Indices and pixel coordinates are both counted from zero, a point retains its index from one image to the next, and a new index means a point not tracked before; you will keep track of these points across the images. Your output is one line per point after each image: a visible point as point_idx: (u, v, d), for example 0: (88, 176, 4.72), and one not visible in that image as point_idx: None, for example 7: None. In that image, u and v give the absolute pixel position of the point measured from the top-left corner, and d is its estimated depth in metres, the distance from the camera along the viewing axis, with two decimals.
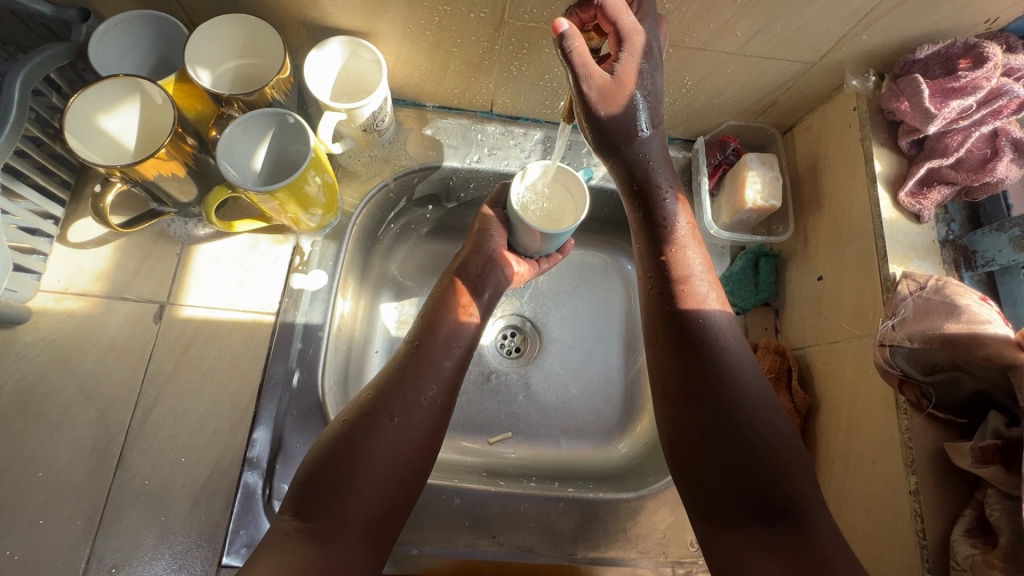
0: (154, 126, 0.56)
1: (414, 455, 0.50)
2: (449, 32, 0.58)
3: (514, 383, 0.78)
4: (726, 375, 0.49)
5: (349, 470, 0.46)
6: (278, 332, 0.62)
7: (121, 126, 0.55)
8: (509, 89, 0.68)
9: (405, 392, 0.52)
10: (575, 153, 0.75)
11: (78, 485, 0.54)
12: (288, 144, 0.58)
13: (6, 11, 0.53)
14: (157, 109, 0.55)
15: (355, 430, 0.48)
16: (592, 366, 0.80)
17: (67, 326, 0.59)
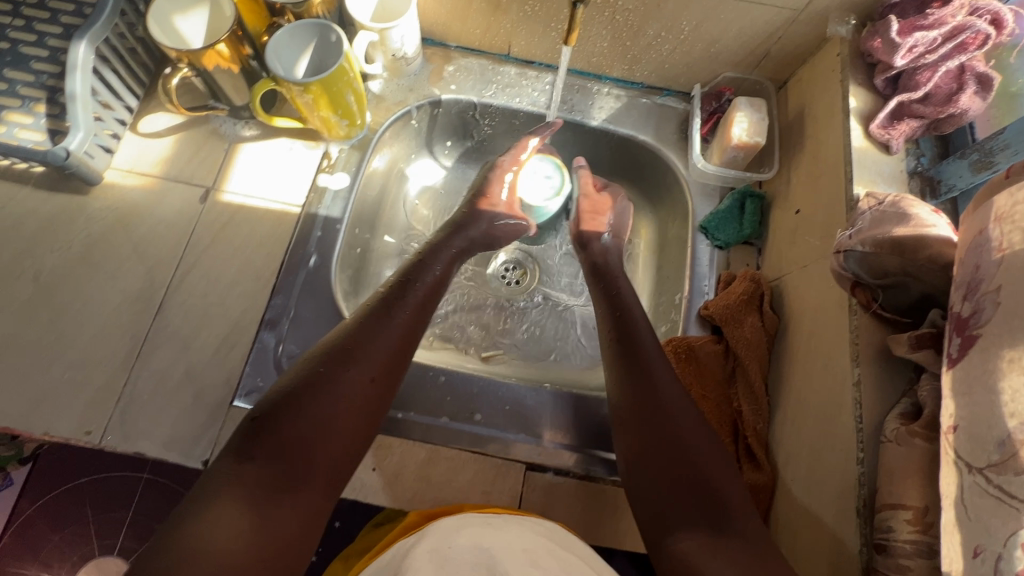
0: (216, 32, 0.66)
1: (364, 406, 0.51)
2: None
3: (511, 307, 0.84)
4: (669, 390, 0.55)
5: (312, 428, 0.47)
6: (303, 221, 0.70)
7: (191, 28, 0.65)
8: (525, 31, 0.76)
9: (369, 350, 0.53)
10: (582, 97, 0.82)
11: (124, 325, 0.64)
12: (330, 52, 0.66)
13: None
14: (222, 18, 0.65)
15: (308, 380, 0.49)
16: (587, 299, 0.85)
17: (131, 199, 0.69)
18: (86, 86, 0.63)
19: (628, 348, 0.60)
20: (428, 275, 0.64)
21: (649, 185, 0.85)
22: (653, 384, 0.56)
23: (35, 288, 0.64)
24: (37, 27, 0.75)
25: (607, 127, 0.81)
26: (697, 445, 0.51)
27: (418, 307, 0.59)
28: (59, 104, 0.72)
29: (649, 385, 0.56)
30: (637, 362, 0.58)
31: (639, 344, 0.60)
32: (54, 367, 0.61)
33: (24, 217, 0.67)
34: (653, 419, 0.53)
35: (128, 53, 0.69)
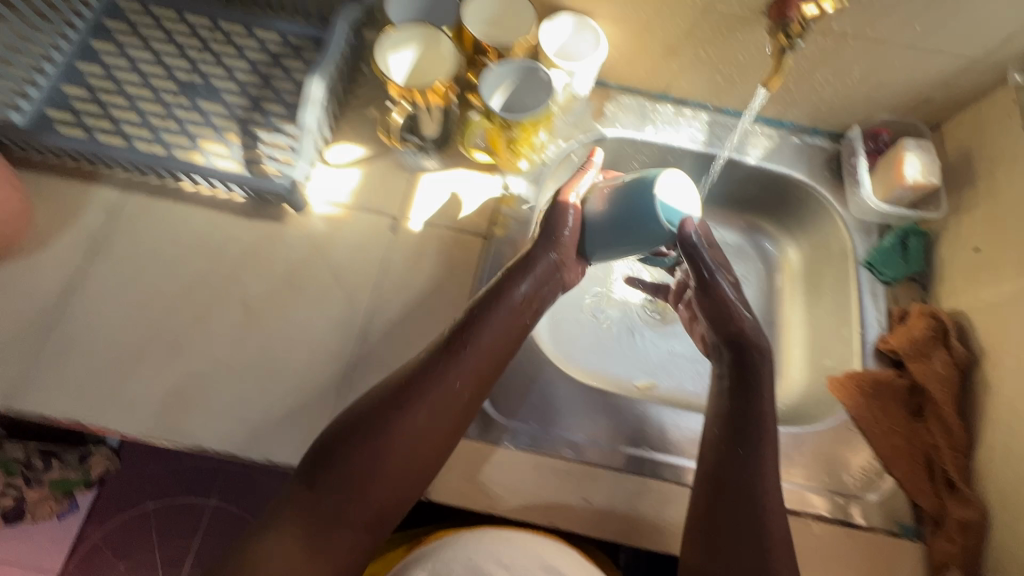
0: (427, 72, 0.69)
1: (422, 449, 0.55)
2: (662, 15, 0.71)
3: (655, 341, 0.84)
4: (756, 462, 0.56)
5: (360, 473, 0.53)
6: (489, 250, 0.72)
7: (398, 61, 0.68)
8: (690, 74, 0.80)
9: (450, 419, 0.56)
10: (736, 136, 0.84)
11: (331, 350, 0.65)
12: (537, 88, 0.69)
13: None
14: (436, 60, 0.68)
15: (368, 415, 0.55)
16: None
17: (325, 228, 0.71)
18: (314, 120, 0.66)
19: (741, 411, 0.59)
20: (501, 319, 0.59)
21: (794, 221, 0.88)
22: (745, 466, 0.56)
23: (244, 313, 0.65)
24: (226, 62, 0.79)
25: (762, 164, 0.83)
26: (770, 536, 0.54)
27: (485, 355, 0.58)
28: (251, 134, 0.75)
29: (754, 459, 0.56)
30: (751, 443, 0.57)
31: (759, 411, 0.58)
32: (268, 393, 0.62)
33: (228, 243, 0.69)
34: (740, 487, 0.55)
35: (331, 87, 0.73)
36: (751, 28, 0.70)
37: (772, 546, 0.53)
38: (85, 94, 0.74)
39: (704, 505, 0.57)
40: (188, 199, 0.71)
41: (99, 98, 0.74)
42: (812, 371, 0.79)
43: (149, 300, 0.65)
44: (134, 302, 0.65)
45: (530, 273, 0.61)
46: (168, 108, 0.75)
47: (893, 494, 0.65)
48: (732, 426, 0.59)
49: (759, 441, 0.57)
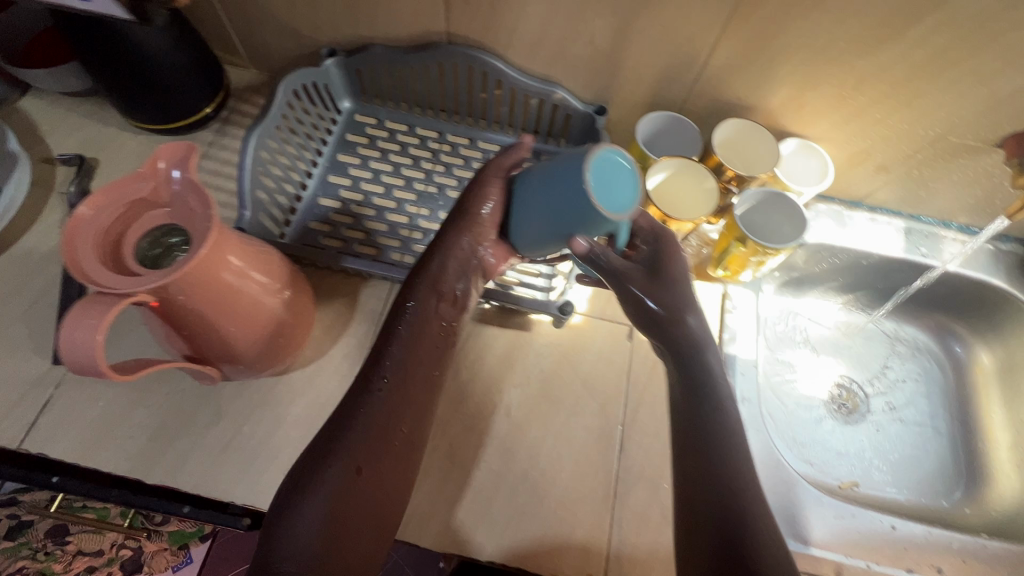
0: (683, 196, 0.73)
1: (377, 447, 0.55)
2: (887, 142, 0.76)
3: (847, 438, 0.89)
4: (722, 446, 0.54)
5: (347, 482, 0.52)
6: (724, 360, 0.75)
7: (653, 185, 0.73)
8: (894, 187, 0.84)
9: (387, 403, 0.56)
10: (932, 242, 0.87)
11: (594, 462, 0.68)
12: (781, 214, 0.73)
13: (562, 110, 0.81)
14: (693, 186, 0.73)
15: (325, 426, 0.55)
16: (921, 423, 0.89)
17: (569, 337, 0.75)
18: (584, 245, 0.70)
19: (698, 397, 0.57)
20: (432, 323, 0.61)
21: (984, 323, 0.90)
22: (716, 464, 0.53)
23: (510, 424, 0.69)
24: (457, 173, 0.86)
25: (960, 270, 0.86)
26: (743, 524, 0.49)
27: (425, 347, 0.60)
28: None
29: (708, 424, 0.55)
30: (705, 436, 0.55)
31: (718, 397, 0.57)
32: (544, 505, 0.65)
33: (485, 353, 0.73)
34: (717, 469, 0.53)
35: None
36: (976, 155, 0.74)
37: (759, 518, 0.50)
38: (339, 205, 0.80)
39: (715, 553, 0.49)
40: None
41: (352, 209, 0.80)
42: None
43: None
44: None
45: (432, 265, 0.62)
46: (412, 218, 0.81)
47: None
48: (694, 398, 0.57)
49: (711, 411, 0.56)
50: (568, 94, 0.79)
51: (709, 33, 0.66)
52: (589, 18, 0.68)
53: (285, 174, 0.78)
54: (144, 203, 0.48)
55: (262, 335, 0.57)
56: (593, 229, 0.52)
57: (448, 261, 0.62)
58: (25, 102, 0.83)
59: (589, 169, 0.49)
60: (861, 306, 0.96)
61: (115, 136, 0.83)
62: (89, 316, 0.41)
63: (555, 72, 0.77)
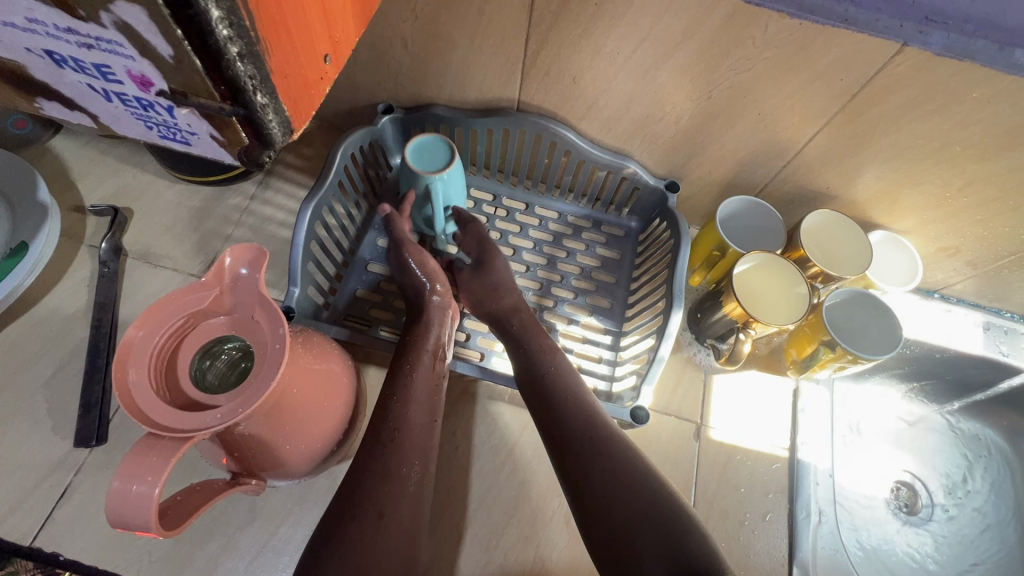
0: (770, 295, 0.68)
1: (395, 498, 0.50)
2: (981, 242, 0.71)
3: (908, 540, 0.83)
4: (607, 452, 0.53)
5: (363, 537, 0.46)
6: (796, 467, 0.70)
7: (743, 271, 0.68)
8: (977, 281, 0.79)
9: (382, 456, 0.51)
10: (1011, 339, 0.82)
11: None
12: (873, 320, 0.68)
13: (631, 183, 0.76)
14: (781, 285, 0.68)
15: (339, 496, 0.49)
16: (981, 527, 0.85)
17: (631, 434, 0.70)
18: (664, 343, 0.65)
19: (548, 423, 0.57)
20: (424, 370, 0.58)
21: None
22: (612, 457, 0.53)
23: (569, 533, 0.64)
24: (512, 241, 0.81)
25: None
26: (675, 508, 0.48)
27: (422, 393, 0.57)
28: (547, 324, 0.75)
29: (604, 447, 0.54)
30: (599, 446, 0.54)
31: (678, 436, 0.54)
32: None
33: (542, 449, 0.68)
34: (598, 479, 0.51)
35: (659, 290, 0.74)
36: None
37: (683, 520, 0.48)
38: (388, 272, 0.75)
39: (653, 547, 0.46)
40: (495, 394, 0.71)
41: None
42: None
43: (474, 513, 0.64)
44: (461, 515, 0.64)
45: (429, 330, 0.62)
46: None
47: None
48: (557, 424, 0.57)
49: (582, 427, 0.56)
50: (640, 168, 0.74)
51: (808, 126, 0.61)
52: (677, 101, 0.63)
53: (333, 240, 0.73)
54: (203, 312, 0.42)
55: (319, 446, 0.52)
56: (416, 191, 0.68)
57: (432, 329, 0.62)
58: (57, 143, 0.78)
59: (410, 145, 0.67)
60: (926, 398, 0.91)
61: (151, 185, 0.77)
62: (147, 466, 0.35)
63: (628, 146, 0.72)
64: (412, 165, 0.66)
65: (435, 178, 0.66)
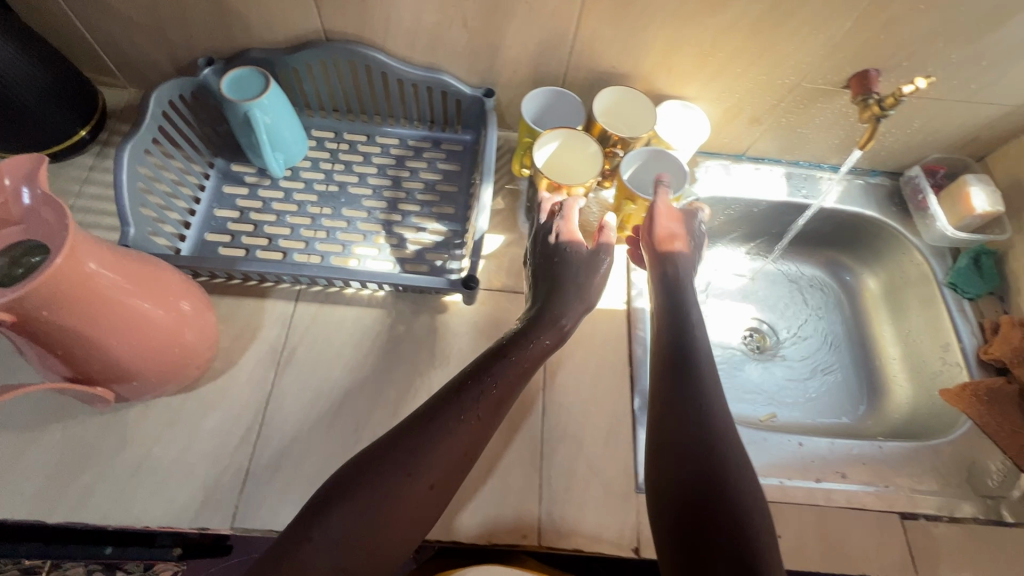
0: (572, 165, 0.78)
1: (450, 465, 0.57)
2: (752, 94, 0.82)
3: (761, 373, 0.95)
4: (715, 433, 0.57)
5: (390, 490, 0.53)
6: (632, 316, 0.79)
7: (544, 155, 0.76)
8: (769, 136, 0.91)
9: (459, 430, 0.58)
10: (811, 183, 0.95)
11: (519, 428, 0.70)
12: (663, 167, 0.79)
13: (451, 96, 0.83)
14: (580, 155, 0.77)
15: (395, 438, 0.57)
16: (822, 350, 0.97)
17: (484, 313, 0.77)
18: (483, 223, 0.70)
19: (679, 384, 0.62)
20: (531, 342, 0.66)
21: (865, 253, 0.98)
22: (715, 448, 0.56)
23: None
24: (357, 170, 0.86)
25: (835, 204, 0.94)
26: (742, 497, 0.52)
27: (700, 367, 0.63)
28: (396, 235, 0.81)
29: (705, 423, 0.58)
30: (699, 416, 0.58)
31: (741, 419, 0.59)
32: (478, 479, 0.66)
33: (402, 341, 0.74)
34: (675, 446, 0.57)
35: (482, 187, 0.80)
36: (829, 98, 0.82)
37: (744, 499, 0.52)
38: (238, 215, 0.80)
39: (698, 525, 0.51)
40: (353, 302, 0.76)
41: (251, 217, 0.80)
42: (917, 385, 0.88)
43: (344, 405, 0.69)
44: (331, 409, 0.68)
45: (566, 298, 0.71)
46: (315, 218, 0.81)
47: None
48: (692, 400, 0.60)
49: (691, 407, 0.59)
50: (454, 79, 0.81)
51: (570, 5, 0.70)
52: (457, 3, 0.70)
53: (177, 191, 0.76)
54: None
55: (433, 411, 0.59)
56: (236, 119, 0.74)
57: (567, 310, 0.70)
58: None
59: (226, 78, 0.73)
60: (760, 254, 1.03)
61: None
62: None
63: (437, 59, 0.79)
64: (228, 93, 0.73)
65: (253, 105, 0.72)
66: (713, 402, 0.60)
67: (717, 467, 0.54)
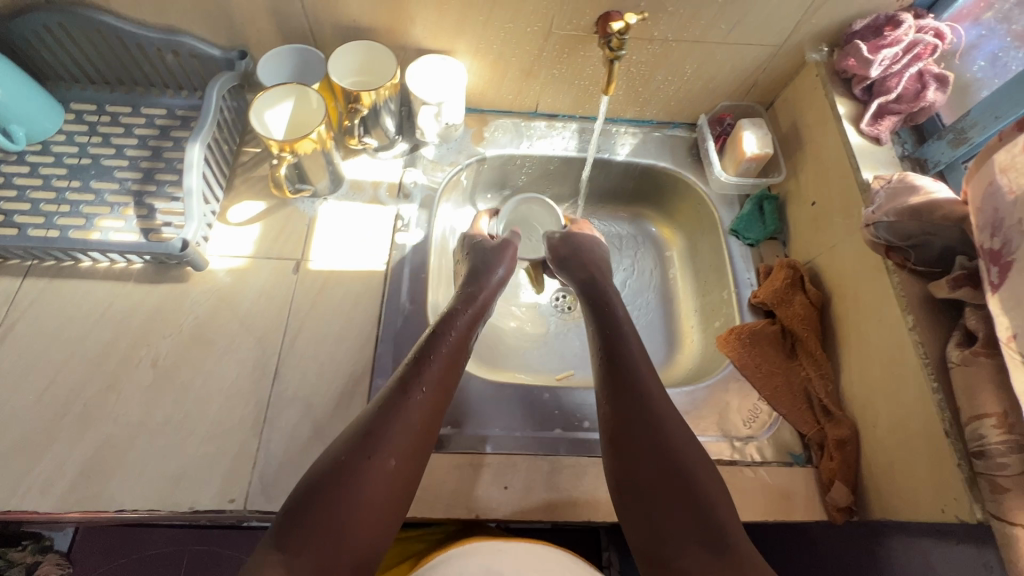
0: (302, 122, 0.75)
1: (411, 448, 0.54)
2: (510, 45, 0.80)
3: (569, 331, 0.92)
4: (668, 420, 0.60)
5: (358, 479, 0.50)
6: (390, 276, 0.78)
7: (275, 119, 0.73)
8: (551, 89, 0.89)
9: (409, 408, 0.56)
10: (605, 139, 0.94)
11: (246, 394, 0.68)
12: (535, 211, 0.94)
13: (202, 60, 0.80)
14: (308, 111, 0.74)
15: (361, 428, 0.54)
16: (634, 307, 0.94)
17: (230, 281, 0.75)
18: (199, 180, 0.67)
19: (628, 387, 0.62)
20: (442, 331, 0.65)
21: (671, 206, 0.98)
22: (673, 437, 0.58)
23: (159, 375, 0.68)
24: (115, 141, 0.83)
25: (630, 157, 0.93)
26: (708, 485, 0.55)
27: (647, 370, 0.65)
28: (146, 206, 0.78)
29: (656, 412, 0.60)
30: (643, 397, 0.61)
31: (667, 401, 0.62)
32: (193, 448, 0.64)
33: (134, 311, 0.71)
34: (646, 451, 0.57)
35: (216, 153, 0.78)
36: (588, 46, 0.80)
37: (703, 484, 0.55)
38: None
39: (690, 511, 0.53)
40: (86, 275, 0.73)
41: None
42: (706, 334, 0.88)
43: (57, 380, 0.66)
44: (42, 384, 0.66)
45: (483, 285, 0.74)
46: (60, 192, 0.78)
47: (781, 429, 0.73)
48: (639, 388, 0.62)
49: (643, 392, 0.62)
50: (197, 41, 0.78)
51: None
52: None
53: None
54: None
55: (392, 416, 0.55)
56: None
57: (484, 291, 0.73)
58: None
59: None
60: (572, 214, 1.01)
61: None
62: None
63: (172, 20, 0.76)
64: None
65: None
66: (648, 388, 0.62)
67: (683, 454, 0.57)
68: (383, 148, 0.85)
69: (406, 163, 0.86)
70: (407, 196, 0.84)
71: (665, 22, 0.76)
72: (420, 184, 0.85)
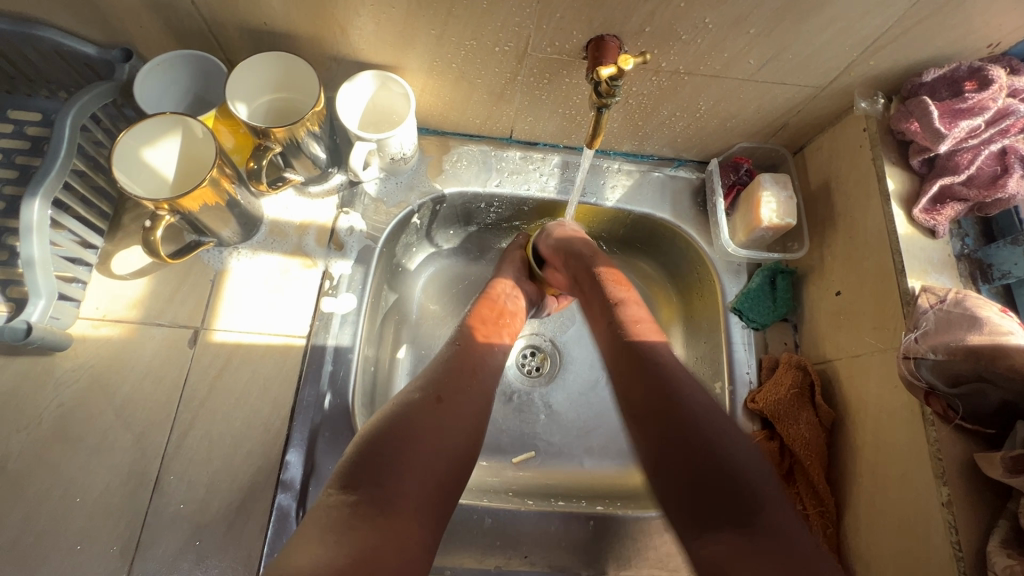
0: (193, 160, 0.59)
1: (464, 447, 0.52)
2: (473, 65, 0.61)
3: (535, 403, 0.80)
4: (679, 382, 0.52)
5: (407, 447, 0.48)
6: (310, 354, 0.63)
7: (162, 158, 0.58)
8: (529, 116, 0.70)
9: (460, 398, 0.55)
10: (595, 177, 0.77)
11: (115, 510, 0.55)
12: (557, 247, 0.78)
13: (69, 59, 0.60)
14: (198, 144, 0.58)
15: (407, 406, 0.52)
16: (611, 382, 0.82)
17: (105, 356, 0.60)
18: (44, 249, 0.55)
19: (639, 355, 0.56)
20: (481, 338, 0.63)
21: (668, 260, 0.82)
22: (682, 394, 0.51)
23: (4, 480, 0.55)
24: None
25: (622, 202, 0.76)
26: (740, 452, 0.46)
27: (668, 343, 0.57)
28: (8, 248, 0.59)
29: (660, 373, 0.53)
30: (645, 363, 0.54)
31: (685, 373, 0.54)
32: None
33: None
34: (683, 435, 0.48)
35: (86, 184, 0.62)
36: (575, 71, 0.61)
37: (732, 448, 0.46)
38: None
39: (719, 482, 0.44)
40: None
41: None
42: None
43: None
44: None
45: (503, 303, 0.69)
46: None
47: None
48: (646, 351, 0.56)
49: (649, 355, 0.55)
50: (59, 35, 0.57)
51: None
52: None
53: None
54: None
55: (456, 351, 0.60)
56: None
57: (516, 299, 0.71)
58: None
59: None
60: None
61: None
62: None
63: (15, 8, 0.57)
64: None
65: None
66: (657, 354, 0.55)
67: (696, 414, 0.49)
68: (313, 181, 0.69)
69: (343, 201, 0.70)
70: (339, 248, 0.68)
71: (676, 53, 0.57)
72: (357, 231, 0.69)
